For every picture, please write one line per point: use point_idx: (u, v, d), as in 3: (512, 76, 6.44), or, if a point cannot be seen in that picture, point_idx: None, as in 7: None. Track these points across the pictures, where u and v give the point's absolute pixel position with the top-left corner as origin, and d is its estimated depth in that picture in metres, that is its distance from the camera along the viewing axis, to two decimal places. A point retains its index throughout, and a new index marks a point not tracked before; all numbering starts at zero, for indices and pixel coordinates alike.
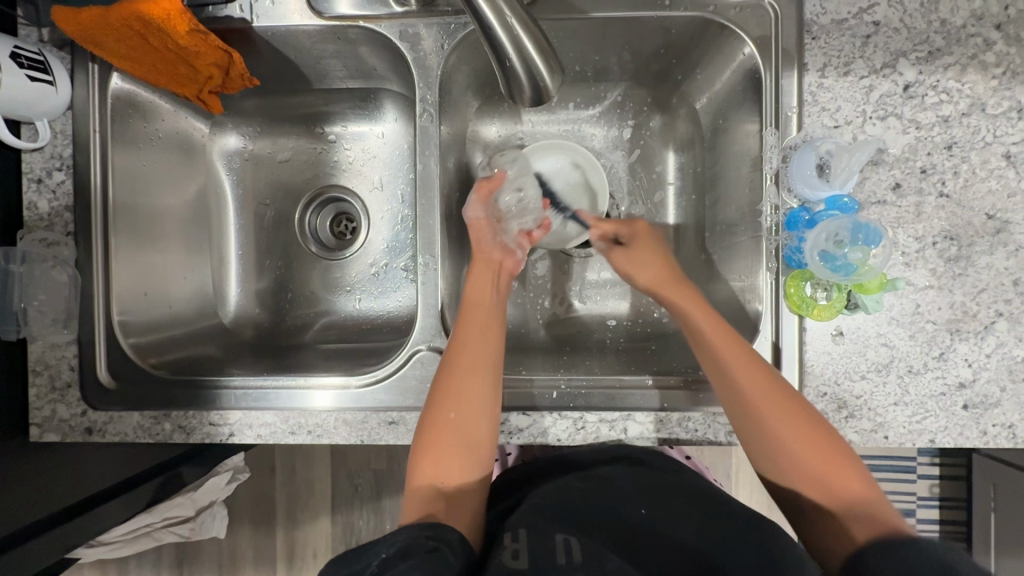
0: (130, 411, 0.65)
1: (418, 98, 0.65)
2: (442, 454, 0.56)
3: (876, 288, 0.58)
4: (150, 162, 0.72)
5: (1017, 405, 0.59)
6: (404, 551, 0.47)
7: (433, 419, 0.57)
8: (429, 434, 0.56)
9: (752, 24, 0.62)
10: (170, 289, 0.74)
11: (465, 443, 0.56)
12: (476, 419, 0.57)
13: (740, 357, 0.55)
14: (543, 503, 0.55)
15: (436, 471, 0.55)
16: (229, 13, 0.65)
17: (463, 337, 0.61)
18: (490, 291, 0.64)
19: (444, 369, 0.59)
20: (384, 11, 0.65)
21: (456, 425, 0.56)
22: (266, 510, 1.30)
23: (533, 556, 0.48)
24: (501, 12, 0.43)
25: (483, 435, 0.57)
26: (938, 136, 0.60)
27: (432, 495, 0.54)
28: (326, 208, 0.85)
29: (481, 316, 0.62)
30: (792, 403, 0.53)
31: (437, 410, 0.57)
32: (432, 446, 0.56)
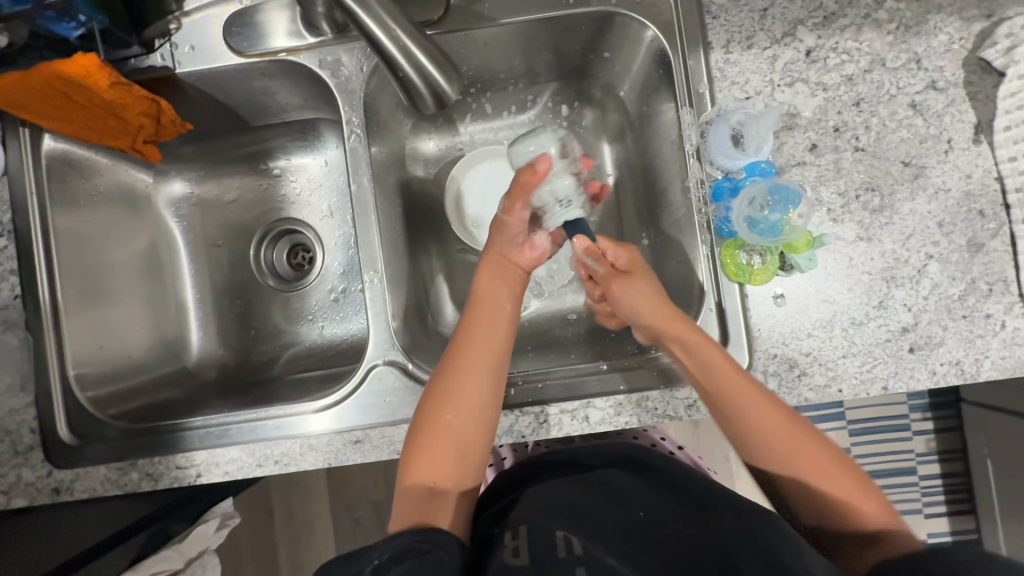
0: (95, 465, 0.64)
1: (344, 121, 0.66)
2: (438, 457, 0.57)
3: (803, 246, 0.59)
4: (94, 217, 0.73)
5: (961, 341, 0.61)
6: (398, 555, 0.47)
7: (430, 420, 0.58)
8: (423, 436, 0.57)
9: (655, 11, 0.64)
10: (127, 339, 0.74)
11: (460, 445, 0.57)
12: (469, 425, 0.58)
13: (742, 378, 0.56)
14: (539, 502, 0.57)
15: (430, 476, 0.56)
16: (151, 63, 0.65)
17: (467, 337, 0.62)
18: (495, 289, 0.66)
19: (443, 370, 0.60)
20: (300, 43, 0.66)
21: (453, 430, 0.57)
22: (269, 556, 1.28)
23: (533, 552, 0.50)
24: (384, 22, 0.43)
25: (481, 437, 0.58)
26: (845, 95, 0.62)
27: (426, 494, 0.55)
28: (280, 241, 0.86)
29: (482, 314, 0.64)
30: (791, 424, 0.55)
31: (437, 415, 0.58)
32: (427, 448, 0.57)
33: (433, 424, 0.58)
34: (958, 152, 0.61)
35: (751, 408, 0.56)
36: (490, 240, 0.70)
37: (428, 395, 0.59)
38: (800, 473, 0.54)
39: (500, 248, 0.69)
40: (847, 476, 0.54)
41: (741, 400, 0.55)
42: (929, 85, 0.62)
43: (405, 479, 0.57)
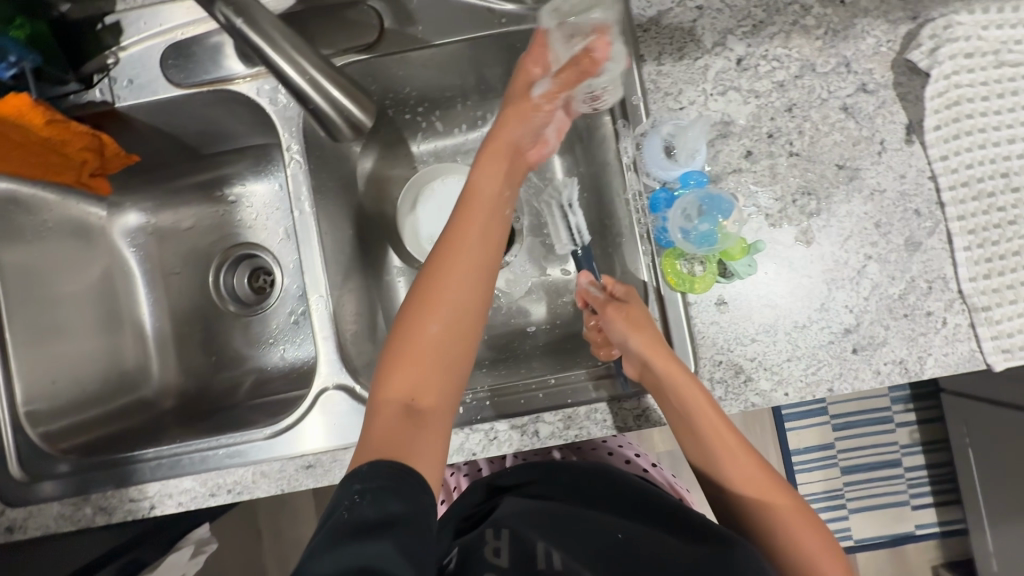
0: (49, 502, 0.64)
1: (285, 147, 0.66)
2: (415, 367, 0.54)
3: (740, 253, 0.60)
4: (44, 252, 0.73)
5: (904, 340, 0.61)
6: (377, 499, 0.45)
7: (415, 324, 0.56)
8: (408, 340, 0.55)
9: None
10: (80, 372, 0.74)
11: (441, 353, 0.55)
12: (454, 334, 0.56)
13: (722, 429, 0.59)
14: (518, 513, 0.62)
15: (408, 389, 0.54)
16: (90, 98, 0.66)
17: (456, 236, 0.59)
18: (492, 186, 0.61)
19: (427, 273, 0.58)
20: (236, 72, 0.66)
21: (438, 338, 0.55)
22: None
23: (512, 556, 0.57)
24: (290, 53, 0.43)
25: (461, 347, 0.56)
26: (777, 101, 0.63)
27: (404, 408, 0.53)
28: (239, 266, 0.87)
29: (476, 216, 0.60)
30: (758, 469, 0.60)
31: (422, 319, 0.56)
32: (411, 354, 0.55)
33: (413, 330, 0.55)
34: (891, 153, 0.62)
35: (722, 450, 0.60)
36: (503, 118, 0.63)
37: (411, 301, 0.57)
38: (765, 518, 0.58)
39: (513, 131, 0.62)
40: (809, 525, 0.58)
41: (713, 444, 0.60)
42: (860, 88, 0.62)
43: (382, 391, 0.54)
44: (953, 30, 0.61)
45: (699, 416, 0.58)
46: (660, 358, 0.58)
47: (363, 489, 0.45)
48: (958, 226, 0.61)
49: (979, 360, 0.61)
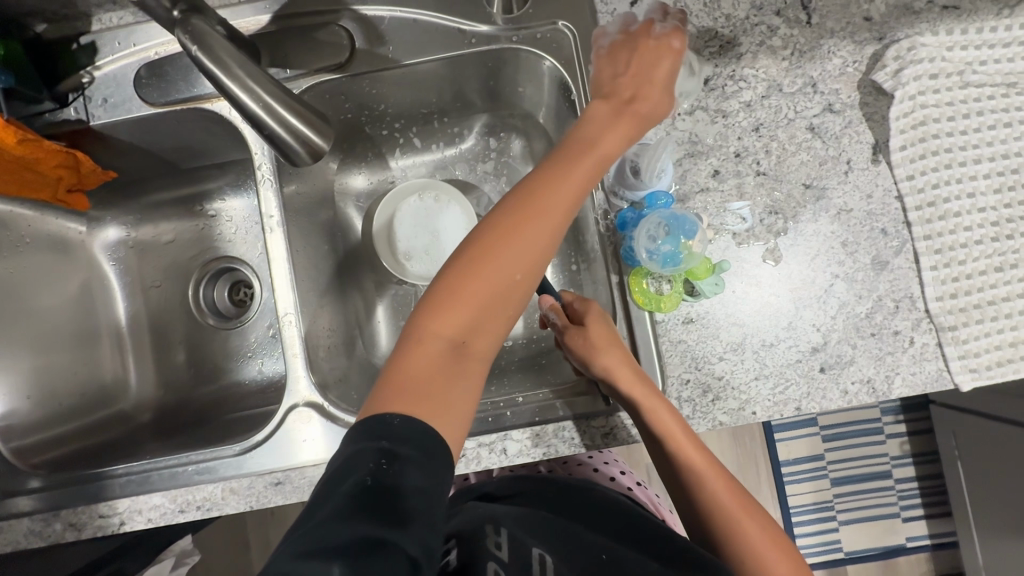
0: (19, 517, 0.64)
1: (257, 164, 0.67)
2: (476, 306, 0.51)
3: (704, 272, 0.60)
4: (20, 266, 0.73)
5: (871, 359, 0.61)
6: (404, 465, 0.42)
7: (495, 262, 0.52)
8: (482, 278, 0.51)
9: (555, 47, 0.65)
10: (55, 386, 0.74)
11: (505, 301, 0.52)
12: (526, 288, 0.53)
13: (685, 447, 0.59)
14: (502, 517, 0.65)
15: (461, 329, 0.51)
16: (65, 116, 0.66)
17: (559, 176, 0.53)
18: (605, 139, 0.55)
19: (527, 208, 0.52)
20: (210, 91, 0.67)
21: (515, 288, 0.52)
22: None
23: (512, 551, 0.60)
24: (241, 79, 0.44)
25: (520, 301, 0.53)
26: (744, 121, 0.63)
27: (455, 347, 0.51)
28: (219, 279, 0.87)
29: (586, 167, 0.54)
30: (721, 480, 0.60)
31: (507, 263, 0.52)
32: (480, 295, 0.51)
33: (488, 265, 0.51)
34: (858, 173, 0.62)
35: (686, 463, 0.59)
36: (651, 77, 0.57)
37: (499, 229, 0.52)
38: (730, 527, 0.58)
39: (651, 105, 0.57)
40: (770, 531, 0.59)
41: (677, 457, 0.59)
42: (826, 108, 0.63)
43: (439, 317, 0.51)
44: (917, 51, 0.61)
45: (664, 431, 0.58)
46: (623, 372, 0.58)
47: (392, 451, 0.43)
48: (925, 246, 0.61)
49: (948, 380, 0.61)
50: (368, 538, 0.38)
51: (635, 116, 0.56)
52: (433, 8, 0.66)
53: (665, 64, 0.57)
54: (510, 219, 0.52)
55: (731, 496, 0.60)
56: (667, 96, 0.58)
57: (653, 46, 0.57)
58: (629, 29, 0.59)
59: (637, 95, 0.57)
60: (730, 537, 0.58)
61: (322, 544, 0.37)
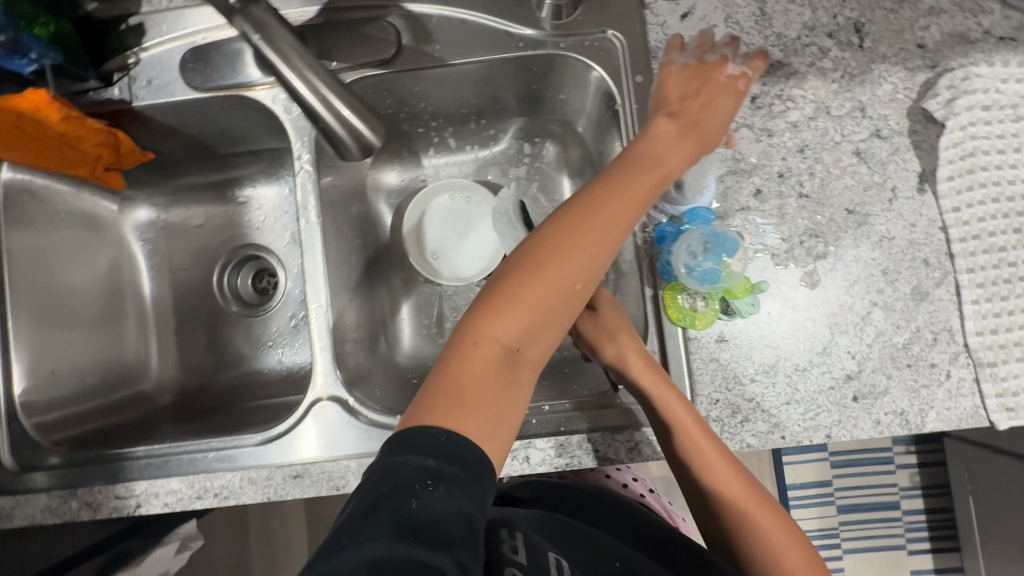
0: (35, 493, 0.64)
1: (296, 155, 0.67)
2: (535, 312, 0.50)
3: (742, 292, 0.60)
4: (52, 241, 0.73)
5: (905, 390, 0.60)
6: (447, 483, 0.42)
7: (554, 274, 0.50)
8: (541, 289, 0.49)
9: (603, 55, 0.65)
10: (79, 364, 0.74)
11: (562, 310, 0.51)
12: (580, 301, 0.52)
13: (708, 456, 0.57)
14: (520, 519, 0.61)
15: (515, 336, 0.49)
16: (109, 95, 0.67)
17: (625, 189, 0.52)
18: (670, 157, 0.55)
19: (587, 219, 0.51)
20: (255, 79, 0.67)
21: (570, 300, 0.51)
22: None
23: (530, 552, 0.54)
24: (301, 70, 0.43)
25: (574, 312, 0.52)
26: (790, 141, 0.62)
27: (507, 357, 0.49)
28: (244, 267, 0.87)
29: (645, 185, 0.53)
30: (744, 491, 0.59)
31: (570, 272, 0.50)
32: (536, 306, 0.49)
33: (548, 272, 0.50)
34: (902, 201, 0.61)
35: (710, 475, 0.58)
36: (716, 109, 0.58)
37: (558, 238, 0.51)
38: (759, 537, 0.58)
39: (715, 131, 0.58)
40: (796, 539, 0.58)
41: (701, 468, 0.58)
42: (874, 133, 0.62)
43: (492, 325, 0.49)
44: (971, 82, 0.61)
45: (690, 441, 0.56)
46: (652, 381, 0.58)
47: (437, 470, 0.42)
48: (967, 278, 0.60)
49: (983, 418, 0.59)
50: (410, 560, 0.37)
51: (697, 141, 0.56)
52: (482, 9, 0.66)
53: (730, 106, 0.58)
54: (576, 227, 0.51)
55: (751, 501, 0.59)
56: (725, 129, 0.58)
57: (724, 78, 0.58)
58: (701, 57, 0.60)
59: (700, 120, 0.57)
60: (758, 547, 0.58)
61: (366, 558, 0.37)
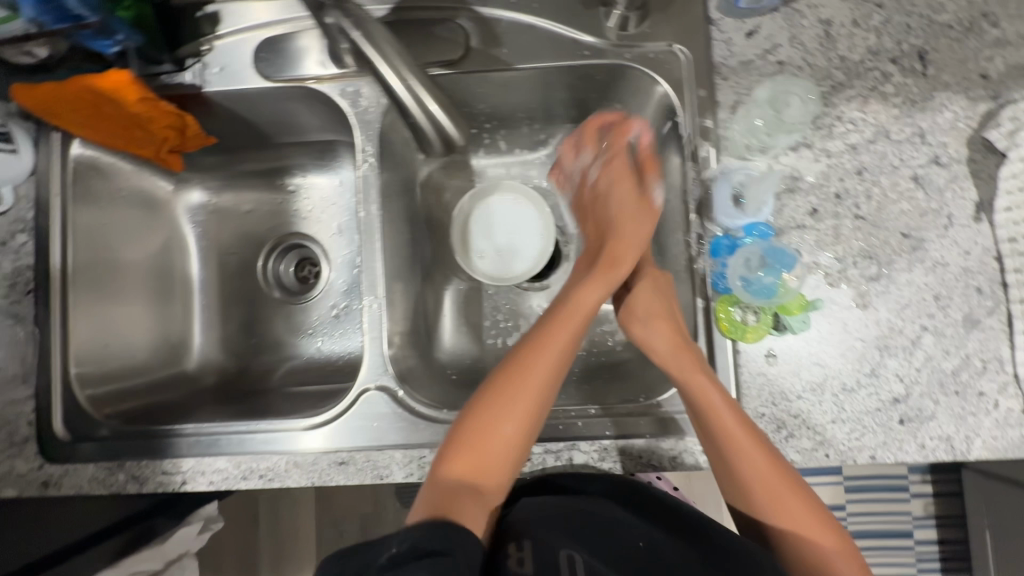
0: (84, 463, 0.66)
1: (360, 148, 0.68)
2: (478, 465, 0.55)
3: (796, 308, 0.60)
4: (111, 218, 0.75)
5: (952, 417, 0.60)
6: (416, 549, 0.46)
7: (493, 415, 0.57)
8: (483, 425, 0.56)
9: (667, 68, 0.65)
10: (130, 340, 0.75)
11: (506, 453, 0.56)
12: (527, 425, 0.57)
13: (738, 437, 0.55)
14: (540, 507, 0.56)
15: (466, 470, 0.55)
16: (181, 79, 0.68)
17: (544, 339, 0.60)
18: (591, 296, 0.62)
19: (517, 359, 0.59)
20: (325, 71, 0.68)
21: (512, 428, 0.56)
22: (248, 559, 1.29)
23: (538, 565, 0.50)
24: (398, 69, 0.47)
25: (527, 440, 0.57)
26: (848, 163, 0.63)
27: (467, 490, 0.54)
28: (288, 254, 0.88)
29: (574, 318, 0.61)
30: (783, 482, 0.55)
31: (499, 417, 0.56)
32: (482, 439, 0.56)
33: (491, 413, 0.57)
34: (958, 228, 0.62)
35: (742, 460, 0.55)
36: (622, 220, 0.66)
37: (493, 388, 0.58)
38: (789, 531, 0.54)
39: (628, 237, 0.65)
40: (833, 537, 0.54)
41: (729, 450, 0.55)
42: (932, 160, 0.63)
43: (449, 469, 0.55)
44: None
45: (715, 417, 0.56)
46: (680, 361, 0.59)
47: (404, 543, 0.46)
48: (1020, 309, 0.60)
49: None
50: None
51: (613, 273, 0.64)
52: (550, 17, 0.67)
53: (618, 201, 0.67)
54: (504, 382, 0.58)
55: (790, 493, 0.55)
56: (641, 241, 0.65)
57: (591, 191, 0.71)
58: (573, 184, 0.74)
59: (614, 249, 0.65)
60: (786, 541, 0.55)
61: None
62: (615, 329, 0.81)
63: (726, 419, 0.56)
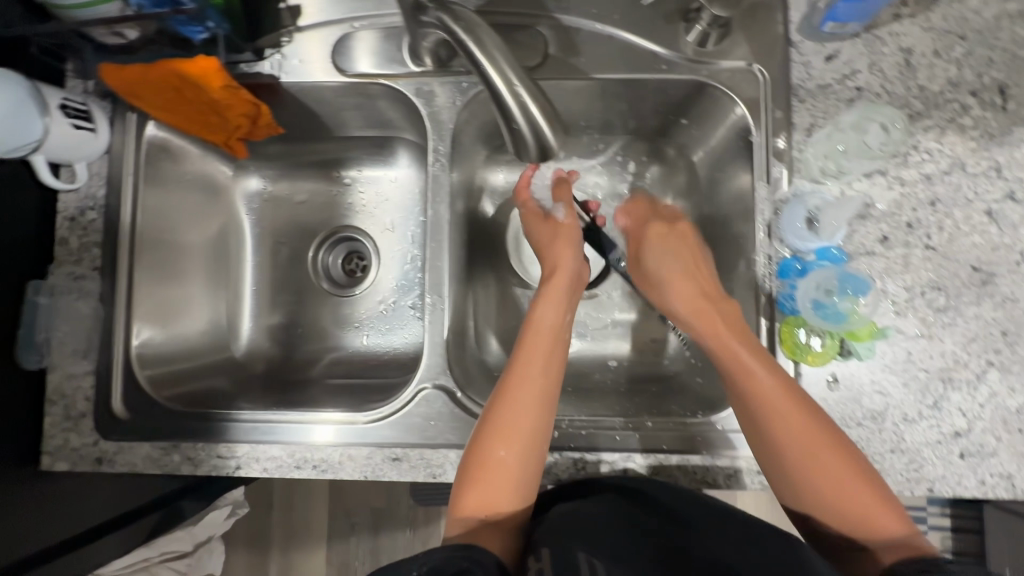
0: (140, 442, 0.67)
1: (431, 148, 0.69)
2: (488, 497, 0.57)
3: (866, 336, 0.60)
4: (175, 200, 0.76)
5: (1014, 454, 0.60)
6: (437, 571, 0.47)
7: (485, 449, 0.58)
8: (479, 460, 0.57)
9: (744, 87, 0.66)
10: (186, 323, 0.76)
11: (509, 479, 0.57)
12: (524, 454, 0.58)
13: (768, 392, 0.53)
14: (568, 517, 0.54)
15: (481, 503, 0.56)
16: (259, 69, 0.69)
17: (518, 367, 0.62)
18: (550, 318, 0.66)
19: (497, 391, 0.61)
20: (401, 70, 0.69)
21: (506, 458, 0.57)
22: (261, 544, 1.29)
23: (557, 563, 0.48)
24: (509, 79, 0.46)
25: (529, 463, 0.58)
26: (921, 193, 0.63)
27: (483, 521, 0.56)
28: (338, 246, 0.89)
29: (541, 343, 0.63)
30: (808, 420, 0.52)
31: (487, 447, 0.57)
32: (484, 475, 0.57)
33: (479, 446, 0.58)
34: None
35: (762, 398, 0.53)
36: (555, 255, 0.70)
37: (479, 426, 0.60)
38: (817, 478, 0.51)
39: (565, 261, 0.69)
40: (865, 480, 0.51)
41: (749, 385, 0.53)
42: (1007, 195, 0.62)
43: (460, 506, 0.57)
44: None
45: (741, 372, 0.54)
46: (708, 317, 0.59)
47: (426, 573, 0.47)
48: None
49: None
50: None
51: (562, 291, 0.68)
52: (630, 28, 0.67)
53: (535, 237, 0.73)
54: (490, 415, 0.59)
55: (816, 432, 0.51)
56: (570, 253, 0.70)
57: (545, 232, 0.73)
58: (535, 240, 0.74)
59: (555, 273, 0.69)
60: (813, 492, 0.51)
61: None
62: (662, 342, 0.81)
63: (754, 374, 0.54)
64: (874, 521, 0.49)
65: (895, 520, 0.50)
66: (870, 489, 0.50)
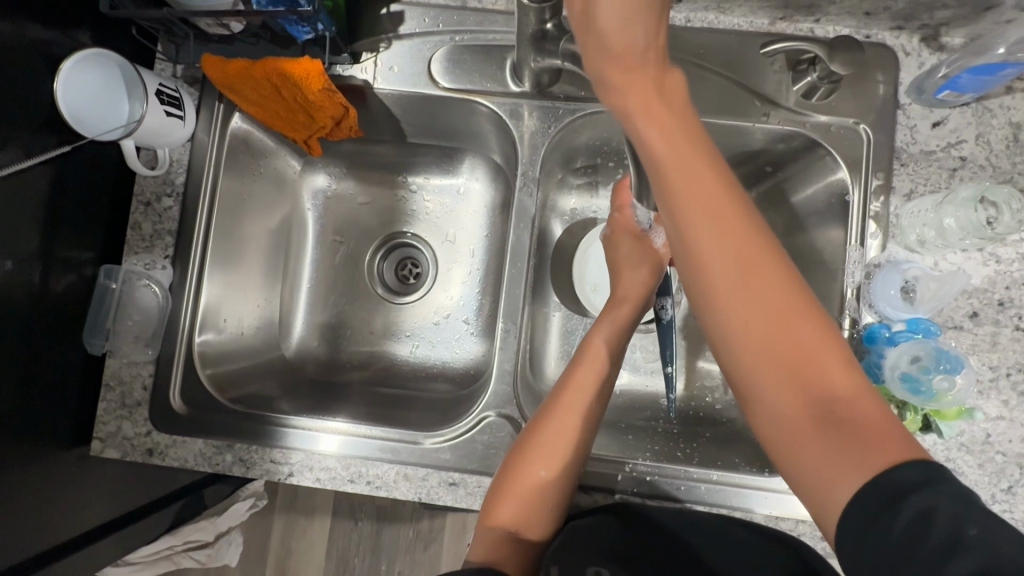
0: (195, 438, 0.66)
1: (521, 172, 0.69)
2: (519, 517, 0.56)
3: (953, 415, 0.58)
4: (249, 192, 0.75)
5: None
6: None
7: (525, 469, 0.57)
8: (515, 478, 0.57)
9: (843, 145, 0.65)
10: (246, 319, 0.76)
11: (539, 501, 0.57)
12: (564, 476, 0.57)
13: (715, 220, 0.44)
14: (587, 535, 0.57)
15: (512, 519, 0.56)
16: (354, 73, 0.68)
17: (567, 393, 0.60)
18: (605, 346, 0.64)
19: (544, 413, 0.60)
20: (498, 88, 0.69)
21: (546, 481, 0.57)
22: (260, 532, 1.26)
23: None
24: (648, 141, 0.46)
25: (557, 485, 0.57)
26: (1016, 272, 0.62)
27: (513, 538, 0.56)
28: (395, 251, 0.88)
29: (592, 372, 0.62)
30: (758, 265, 0.43)
31: (528, 464, 0.57)
32: (519, 494, 0.57)
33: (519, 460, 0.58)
34: None
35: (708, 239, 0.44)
36: (626, 287, 0.68)
37: (521, 441, 0.59)
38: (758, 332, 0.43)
39: (630, 287, 0.68)
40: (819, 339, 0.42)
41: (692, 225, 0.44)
42: None
43: (490, 517, 0.57)
44: None
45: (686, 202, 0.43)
46: (650, 104, 0.41)
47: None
48: None
49: None
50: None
51: (619, 317, 0.66)
52: (735, 71, 0.66)
53: (616, 249, 0.71)
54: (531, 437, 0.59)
55: (765, 279, 0.43)
56: (639, 278, 0.69)
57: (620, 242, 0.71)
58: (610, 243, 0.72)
59: (618, 299, 0.68)
60: (756, 359, 0.43)
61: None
62: (716, 386, 0.80)
63: (700, 194, 0.43)
64: (827, 389, 0.41)
65: (848, 381, 0.42)
66: (820, 345, 0.42)
